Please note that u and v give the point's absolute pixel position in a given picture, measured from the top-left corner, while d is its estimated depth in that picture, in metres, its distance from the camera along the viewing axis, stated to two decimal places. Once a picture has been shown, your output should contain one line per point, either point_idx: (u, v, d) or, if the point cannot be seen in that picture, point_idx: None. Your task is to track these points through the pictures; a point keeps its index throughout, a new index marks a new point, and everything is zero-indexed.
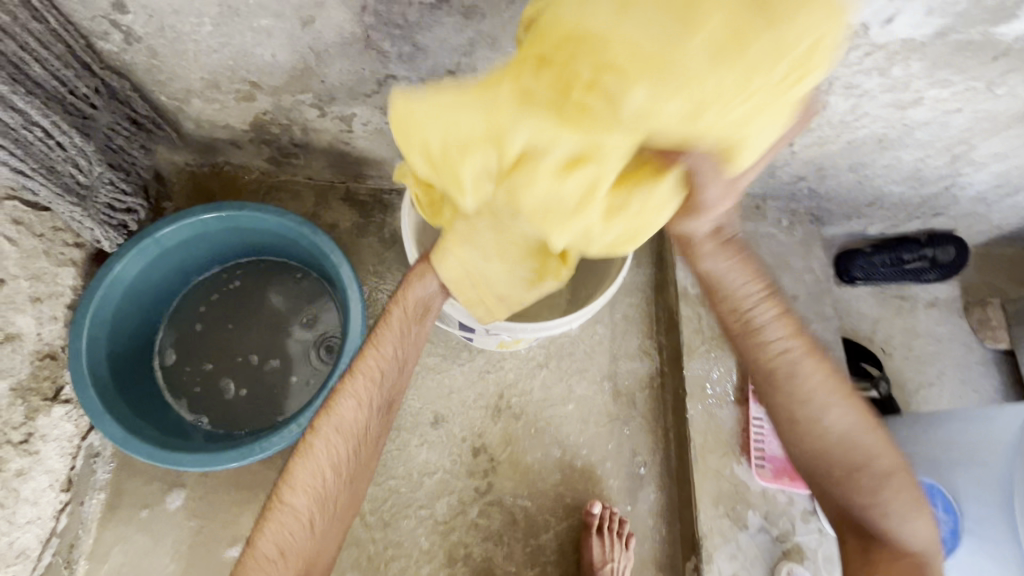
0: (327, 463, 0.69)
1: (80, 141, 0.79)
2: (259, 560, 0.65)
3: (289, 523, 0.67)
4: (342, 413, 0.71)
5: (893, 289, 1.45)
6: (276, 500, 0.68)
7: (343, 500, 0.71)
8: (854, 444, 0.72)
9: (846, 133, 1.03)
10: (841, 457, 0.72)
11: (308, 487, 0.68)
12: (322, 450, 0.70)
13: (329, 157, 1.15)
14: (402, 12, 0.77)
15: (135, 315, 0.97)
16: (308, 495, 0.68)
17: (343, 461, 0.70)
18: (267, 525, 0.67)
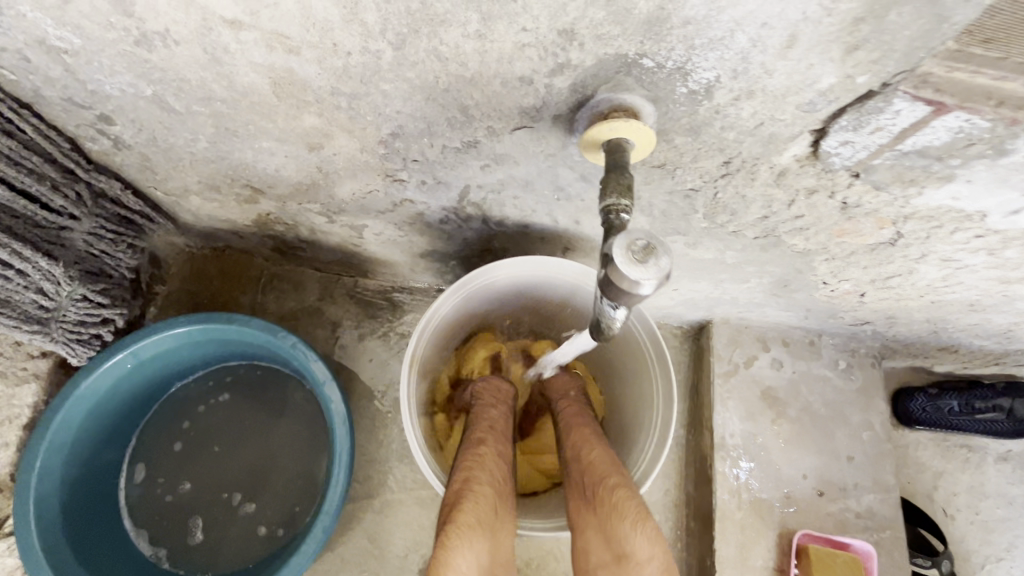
0: (498, 475, 0.68)
1: (45, 265, 0.72)
2: (458, 526, 0.59)
3: (485, 506, 0.63)
4: (493, 446, 0.73)
5: (959, 438, 1.28)
6: (465, 492, 0.64)
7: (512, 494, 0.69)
8: (588, 457, 0.71)
9: (931, 294, 0.87)
10: (580, 475, 0.71)
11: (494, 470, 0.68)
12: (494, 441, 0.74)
13: (337, 255, 1.05)
14: (421, 149, 0.66)
15: (101, 431, 0.86)
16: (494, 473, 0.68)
17: (506, 477, 0.70)
18: (466, 511, 0.61)
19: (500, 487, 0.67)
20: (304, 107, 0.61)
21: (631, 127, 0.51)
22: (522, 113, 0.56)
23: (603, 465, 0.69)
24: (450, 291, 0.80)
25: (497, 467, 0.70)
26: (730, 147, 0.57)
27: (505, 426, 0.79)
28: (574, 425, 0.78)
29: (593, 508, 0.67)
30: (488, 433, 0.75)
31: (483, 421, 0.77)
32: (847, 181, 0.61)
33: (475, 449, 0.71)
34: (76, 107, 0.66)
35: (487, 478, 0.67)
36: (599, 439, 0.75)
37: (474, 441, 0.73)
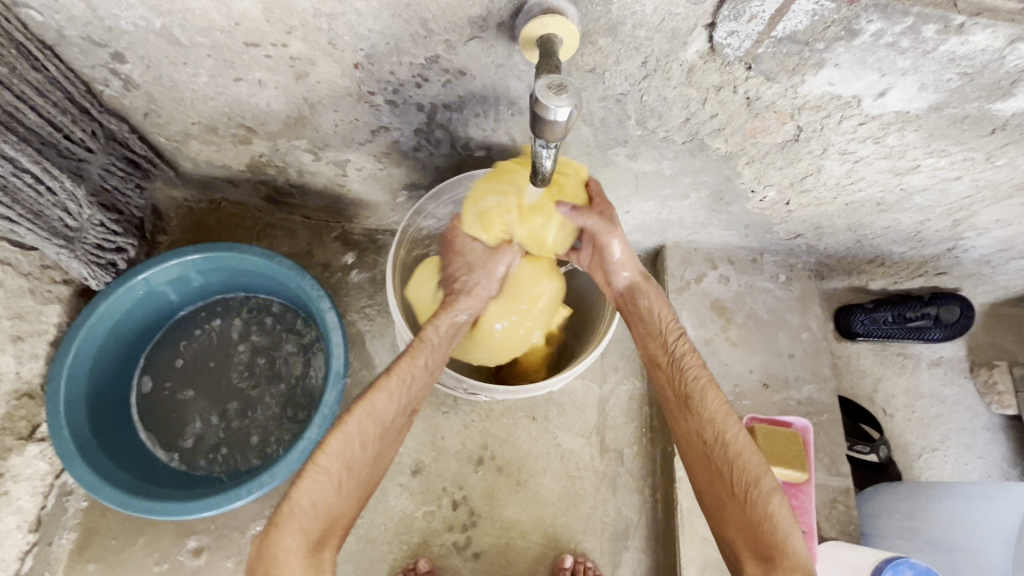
0: (359, 442, 0.75)
1: (70, 186, 0.83)
2: (294, 510, 0.69)
3: (326, 488, 0.71)
4: (374, 406, 0.77)
5: (895, 347, 1.41)
6: (312, 468, 0.71)
7: (380, 456, 0.78)
8: (734, 453, 0.76)
9: (843, 195, 1.01)
10: (725, 461, 0.76)
11: (361, 431, 0.75)
12: (383, 398, 0.78)
13: (324, 198, 1.16)
14: (391, 69, 0.78)
15: (116, 350, 0.97)
16: (364, 435, 0.75)
17: (368, 447, 0.76)
18: (302, 492, 0.70)
19: (355, 459, 0.74)
20: (291, 32, 0.73)
21: (557, 21, 0.63)
22: (472, 23, 0.69)
23: (753, 476, 0.74)
24: (426, 197, 0.95)
25: (363, 434, 0.75)
26: (643, 46, 0.71)
27: (410, 378, 0.81)
28: (709, 401, 0.79)
29: (742, 509, 0.73)
30: (381, 390, 0.78)
31: (388, 373, 0.79)
32: (743, 75, 0.74)
33: (369, 407, 0.76)
34: (94, 46, 0.77)
35: (335, 452, 0.72)
36: (733, 419, 0.78)
37: (361, 399, 0.77)
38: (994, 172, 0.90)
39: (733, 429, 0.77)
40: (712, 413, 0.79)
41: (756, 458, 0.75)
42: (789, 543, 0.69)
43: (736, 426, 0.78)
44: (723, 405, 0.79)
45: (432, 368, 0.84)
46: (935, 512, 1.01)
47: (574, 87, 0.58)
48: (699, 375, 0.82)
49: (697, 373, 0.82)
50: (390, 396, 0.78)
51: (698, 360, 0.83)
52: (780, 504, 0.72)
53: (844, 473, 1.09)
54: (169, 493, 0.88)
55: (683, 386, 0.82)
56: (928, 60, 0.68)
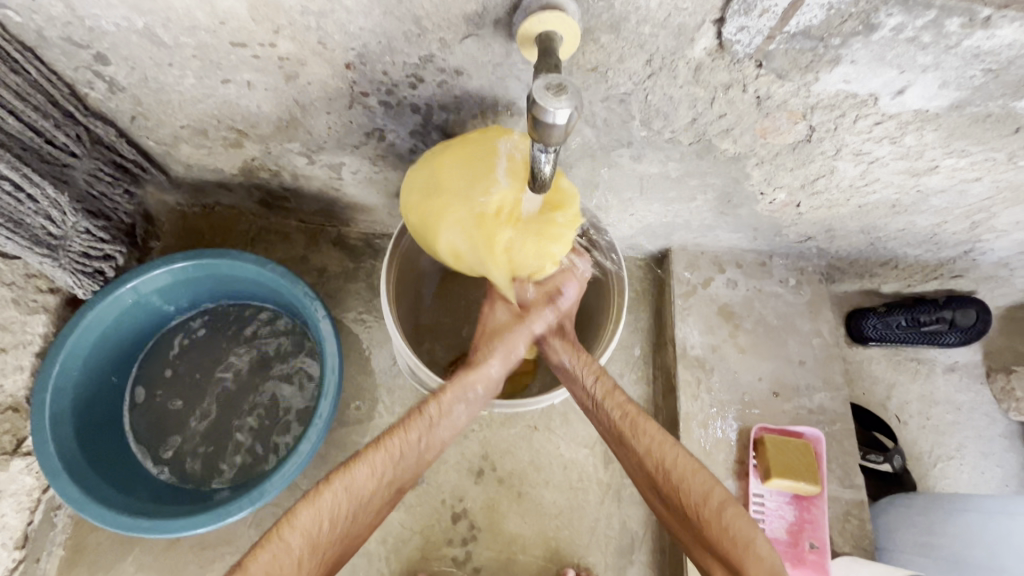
0: (329, 519, 0.70)
1: (53, 193, 0.81)
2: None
3: (287, 567, 0.66)
4: (353, 482, 0.72)
5: (909, 352, 1.37)
6: (273, 538, 0.67)
7: (350, 534, 0.72)
8: (679, 481, 0.74)
9: (856, 197, 0.97)
10: (673, 492, 0.74)
11: (334, 504, 0.71)
12: (362, 472, 0.73)
13: (320, 202, 1.13)
14: (384, 70, 0.74)
15: (105, 361, 0.94)
16: (337, 508, 0.71)
17: (339, 525, 0.71)
18: (259, 560, 0.65)
19: (321, 537, 0.69)
20: (279, 32, 0.70)
21: (557, 18, 0.60)
22: (467, 20, 0.65)
23: (701, 497, 0.72)
24: None
25: (335, 512, 0.71)
26: (648, 43, 0.67)
27: (401, 453, 0.76)
28: (641, 434, 0.77)
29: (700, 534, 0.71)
30: (363, 465, 0.73)
31: (374, 446, 0.75)
32: (754, 72, 0.70)
33: (345, 479, 0.72)
34: (75, 48, 0.74)
35: (303, 523, 0.68)
36: (669, 443, 0.76)
37: (341, 471, 0.73)
38: (1016, 173, 0.86)
39: (678, 459, 0.75)
40: (647, 449, 0.76)
41: (707, 485, 0.73)
42: (758, 557, 0.67)
43: (677, 450, 0.76)
44: (658, 436, 0.77)
45: (426, 449, 0.79)
46: (953, 527, 0.97)
47: (575, 88, 0.55)
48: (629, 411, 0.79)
49: (625, 408, 0.80)
50: (373, 470, 0.74)
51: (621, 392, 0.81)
52: (742, 524, 0.69)
53: (858, 485, 1.05)
54: (158, 510, 0.85)
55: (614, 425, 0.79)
56: (950, 56, 0.64)
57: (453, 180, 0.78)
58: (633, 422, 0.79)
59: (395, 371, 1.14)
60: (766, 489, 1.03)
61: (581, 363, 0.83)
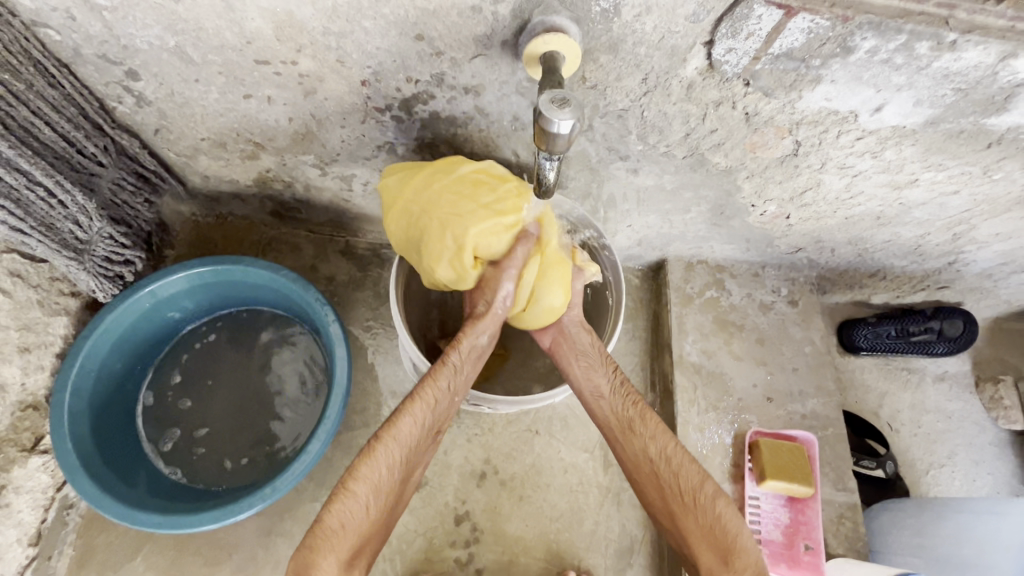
0: (385, 468, 0.76)
1: (82, 200, 0.85)
2: (323, 531, 0.70)
3: (354, 513, 0.72)
4: (400, 432, 0.78)
5: (900, 361, 1.41)
6: (341, 493, 0.73)
7: (407, 477, 0.80)
8: (678, 467, 0.81)
9: (843, 209, 1.02)
10: (674, 477, 0.81)
11: (390, 456, 0.77)
12: (407, 426, 0.79)
13: (330, 213, 1.18)
14: (397, 86, 0.80)
15: (122, 362, 0.97)
16: (398, 453, 0.78)
17: (396, 471, 0.77)
18: (333, 513, 0.71)
19: (383, 483, 0.76)
20: (301, 50, 0.75)
21: (559, 39, 0.65)
22: (476, 41, 0.71)
23: (698, 481, 0.79)
24: None
25: (391, 460, 0.77)
26: (644, 62, 0.72)
27: (433, 402, 0.81)
28: (649, 420, 0.85)
29: (694, 517, 0.78)
30: (406, 416, 0.79)
31: (414, 399, 0.80)
32: (742, 90, 0.75)
33: (396, 430, 0.78)
34: (109, 64, 0.79)
35: (363, 475, 0.74)
36: (672, 434, 0.84)
37: (388, 425, 0.78)
38: (992, 186, 0.91)
39: (678, 449, 0.82)
40: (644, 433, 0.84)
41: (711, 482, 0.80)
42: (743, 547, 0.74)
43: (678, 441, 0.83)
44: (660, 424, 0.85)
45: (456, 392, 0.85)
46: (944, 529, 1.00)
47: (578, 101, 0.59)
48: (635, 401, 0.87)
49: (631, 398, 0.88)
50: (416, 420, 0.80)
51: (629, 385, 0.89)
52: (732, 512, 0.77)
53: (852, 488, 1.08)
54: (170, 506, 0.87)
55: (625, 412, 0.87)
56: (922, 76, 0.70)
57: (450, 191, 0.80)
58: (637, 410, 0.86)
59: (399, 377, 1.17)
60: (761, 492, 1.06)
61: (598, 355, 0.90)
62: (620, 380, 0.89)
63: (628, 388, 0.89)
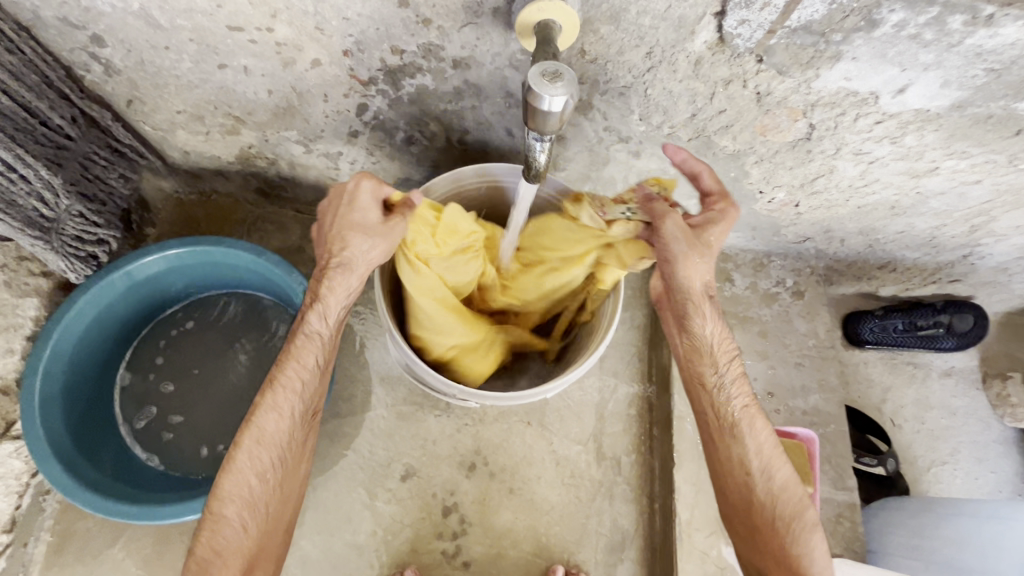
0: (252, 477, 0.72)
1: (46, 174, 0.81)
2: (198, 562, 0.68)
3: (229, 534, 0.70)
4: (263, 432, 0.73)
5: (905, 356, 1.37)
6: (210, 519, 0.71)
7: (288, 470, 0.76)
8: (778, 490, 0.78)
9: (856, 198, 0.97)
10: (769, 500, 0.78)
11: (255, 463, 0.72)
12: (268, 426, 0.74)
13: (316, 191, 1.12)
14: (381, 57, 0.74)
15: (97, 346, 0.94)
16: (268, 452, 0.73)
17: (268, 475, 0.74)
18: (202, 544, 0.70)
19: (255, 495, 0.73)
20: (276, 16, 0.69)
21: (555, 7, 0.59)
22: (465, 8, 0.65)
23: (794, 510, 0.77)
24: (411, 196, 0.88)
25: (257, 467, 0.72)
26: (648, 35, 0.66)
27: (297, 387, 0.75)
28: (757, 432, 0.79)
29: (783, 545, 0.76)
30: (265, 413, 0.73)
31: (267, 391, 0.74)
32: (754, 67, 0.70)
33: (256, 432, 0.73)
34: (71, 28, 0.73)
35: (229, 495, 0.71)
36: (779, 455, 0.80)
37: (247, 428, 0.73)
38: (1016, 176, 0.85)
39: (779, 469, 0.79)
40: (740, 439, 0.79)
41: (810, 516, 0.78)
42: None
43: (784, 465, 0.79)
44: (767, 440, 0.80)
45: (318, 372, 0.77)
46: (946, 531, 0.97)
47: (572, 73, 0.53)
48: (748, 409, 0.80)
49: (743, 404, 0.80)
50: (279, 415, 0.74)
51: (742, 382, 0.81)
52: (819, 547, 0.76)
53: (852, 487, 1.04)
54: (144, 496, 0.84)
55: (728, 413, 0.79)
56: (952, 54, 0.64)
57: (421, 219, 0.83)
58: (747, 416, 0.79)
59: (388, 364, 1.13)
60: None
61: (721, 346, 0.80)
62: (736, 379, 0.80)
63: (739, 386, 0.80)
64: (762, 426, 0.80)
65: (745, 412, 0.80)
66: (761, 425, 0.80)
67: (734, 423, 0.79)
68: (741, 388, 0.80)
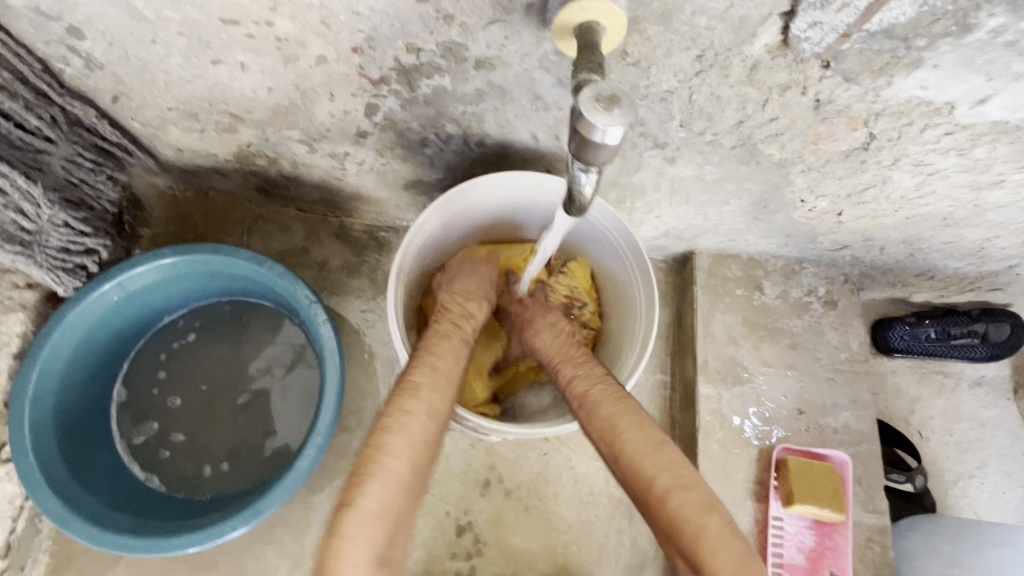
0: (408, 447, 0.71)
1: (23, 184, 0.74)
2: (349, 526, 0.64)
3: (376, 498, 0.67)
4: (419, 411, 0.74)
5: (934, 365, 1.31)
6: (362, 478, 0.68)
7: (429, 459, 0.75)
8: (653, 473, 0.69)
9: (905, 208, 0.89)
10: (644, 482, 0.69)
11: (407, 439, 0.71)
12: (418, 408, 0.74)
13: (320, 191, 1.05)
14: (395, 55, 0.66)
15: (91, 361, 0.88)
16: (412, 431, 0.72)
17: (419, 453, 0.72)
18: (355, 508, 0.65)
19: (404, 471, 0.70)
20: (277, 9, 0.61)
21: (600, 5, 0.51)
22: (494, 4, 0.56)
23: (678, 488, 0.67)
24: (438, 203, 0.82)
25: (414, 439, 0.72)
26: (701, 37, 0.58)
27: (447, 378, 0.79)
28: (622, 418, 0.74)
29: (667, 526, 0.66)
30: (419, 398, 0.74)
31: (419, 371, 0.77)
32: (818, 73, 0.61)
33: (407, 406, 0.73)
34: (45, 19, 0.65)
35: (395, 453, 0.70)
36: (646, 427, 0.73)
37: (396, 406, 0.73)
38: None
39: (653, 448, 0.71)
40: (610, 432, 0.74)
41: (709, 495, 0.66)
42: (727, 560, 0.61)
43: (667, 444, 0.71)
44: (644, 423, 0.74)
45: (451, 372, 0.79)
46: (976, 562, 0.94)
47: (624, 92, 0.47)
48: (620, 397, 0.76)
49: (612, 396, 0.76)
50: (430, 397, 0.75)
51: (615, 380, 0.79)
52: (716, 520, 0.64)
53: (883, 510, 1.00)
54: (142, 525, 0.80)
55: (600, 409, 0.76)
56: None
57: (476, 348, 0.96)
58: (618, 409, 0.75)
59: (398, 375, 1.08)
60: (787, 513, 0.98)
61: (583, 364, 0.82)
62: (605, 380, 0.79)
63: (610, 381, 0.79)
64: (635, 409, 0.75)
65: (618, 404, 0.75)
66: (635, 409, 0.75)
67: (607, 415, 0.75)
68: (613, 384, 0.78)
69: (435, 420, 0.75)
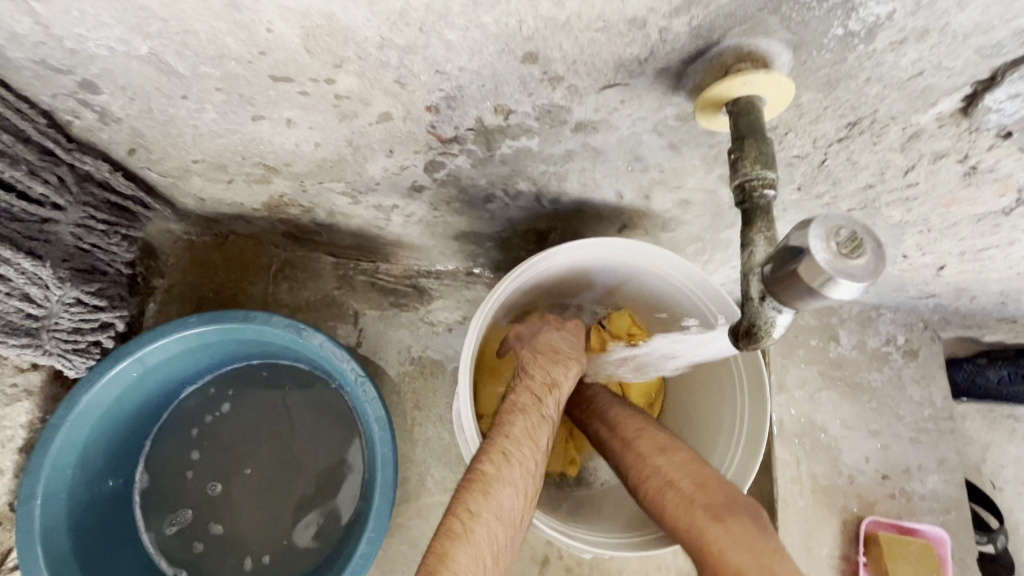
0: (490, 552, 0.56)
1: (29, 265, 0.64)
2: None
3: None
4: (501, 502, 0.60)
5: (1005, 408, 1.23)
6: None
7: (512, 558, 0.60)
8: (677, 490, 0.65)
9: (1022, 265, 0.80)
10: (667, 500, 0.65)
11: (491, 533, 0.57)
12: (504, 493, 0.60)
13: (357, 238, 0.94)
14: (478, 116, 0.55)
15: (107, 447, 0.77)
16: (497, 518, 0.58)
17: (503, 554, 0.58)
18: None
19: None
20: (342, 66, 0.49)
21: (762, 79, 0.42)
22: (619, 66, 0.46)
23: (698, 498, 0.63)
24: (516, 273, 0.70)
25: (495, 530, 0.58)
26: (866, 105, 0.48)
27: (532, 463, 0.65)
28: (645, 444, 0.71)
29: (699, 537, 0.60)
30: (504, 484, 0.61)
31: (503, 453, 0.63)
32: (989, 143, 0.52)
33: (487, 488, 0.60)
34: (52, 72, 0.53)
35: (466, 570, 0.54)
36: (677, 448, 0.69)
37: (477, 480, 0.60)
38: None
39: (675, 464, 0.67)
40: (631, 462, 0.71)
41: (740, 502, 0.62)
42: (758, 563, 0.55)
43: (689, 457, 0.68)
44: (674, 450, 0.69)
45: (535, 448, 0.66)
46: None
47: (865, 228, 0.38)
48: (644, 430, 0.73)
49: (635, 430, 0.74)
50: (516, 488, 0.61)
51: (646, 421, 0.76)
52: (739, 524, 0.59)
53: None
54: None
55: (624, 442, 0.73)
56: None
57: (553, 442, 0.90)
58: (641, 437, 0.72)
59: (445, 439, 0.98)
60: None
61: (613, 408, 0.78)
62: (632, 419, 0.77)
63: (634, 419, 0.76)
64: (657, 436, 0.72)
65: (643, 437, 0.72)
66: (657, 436, 0.72)
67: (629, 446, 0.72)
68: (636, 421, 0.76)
69: (524, 506, 0.62)
